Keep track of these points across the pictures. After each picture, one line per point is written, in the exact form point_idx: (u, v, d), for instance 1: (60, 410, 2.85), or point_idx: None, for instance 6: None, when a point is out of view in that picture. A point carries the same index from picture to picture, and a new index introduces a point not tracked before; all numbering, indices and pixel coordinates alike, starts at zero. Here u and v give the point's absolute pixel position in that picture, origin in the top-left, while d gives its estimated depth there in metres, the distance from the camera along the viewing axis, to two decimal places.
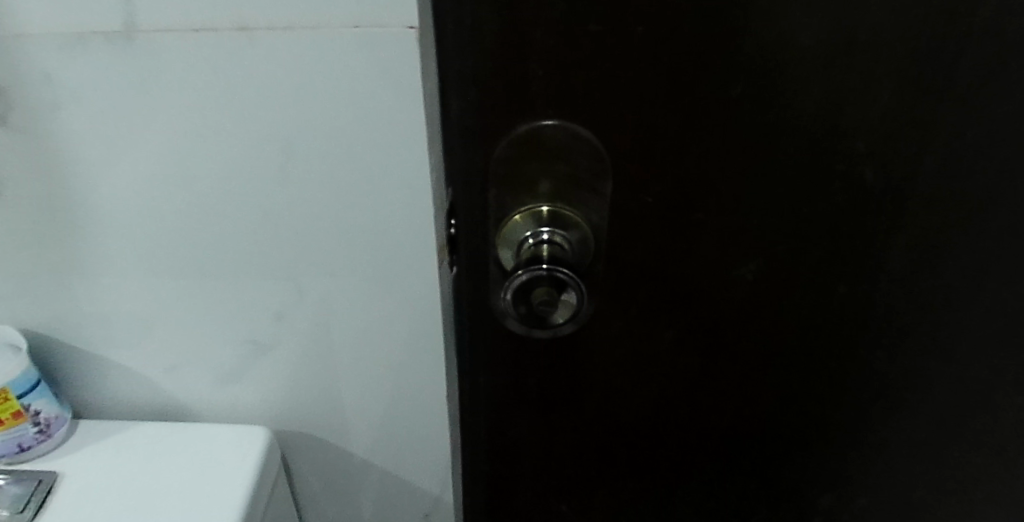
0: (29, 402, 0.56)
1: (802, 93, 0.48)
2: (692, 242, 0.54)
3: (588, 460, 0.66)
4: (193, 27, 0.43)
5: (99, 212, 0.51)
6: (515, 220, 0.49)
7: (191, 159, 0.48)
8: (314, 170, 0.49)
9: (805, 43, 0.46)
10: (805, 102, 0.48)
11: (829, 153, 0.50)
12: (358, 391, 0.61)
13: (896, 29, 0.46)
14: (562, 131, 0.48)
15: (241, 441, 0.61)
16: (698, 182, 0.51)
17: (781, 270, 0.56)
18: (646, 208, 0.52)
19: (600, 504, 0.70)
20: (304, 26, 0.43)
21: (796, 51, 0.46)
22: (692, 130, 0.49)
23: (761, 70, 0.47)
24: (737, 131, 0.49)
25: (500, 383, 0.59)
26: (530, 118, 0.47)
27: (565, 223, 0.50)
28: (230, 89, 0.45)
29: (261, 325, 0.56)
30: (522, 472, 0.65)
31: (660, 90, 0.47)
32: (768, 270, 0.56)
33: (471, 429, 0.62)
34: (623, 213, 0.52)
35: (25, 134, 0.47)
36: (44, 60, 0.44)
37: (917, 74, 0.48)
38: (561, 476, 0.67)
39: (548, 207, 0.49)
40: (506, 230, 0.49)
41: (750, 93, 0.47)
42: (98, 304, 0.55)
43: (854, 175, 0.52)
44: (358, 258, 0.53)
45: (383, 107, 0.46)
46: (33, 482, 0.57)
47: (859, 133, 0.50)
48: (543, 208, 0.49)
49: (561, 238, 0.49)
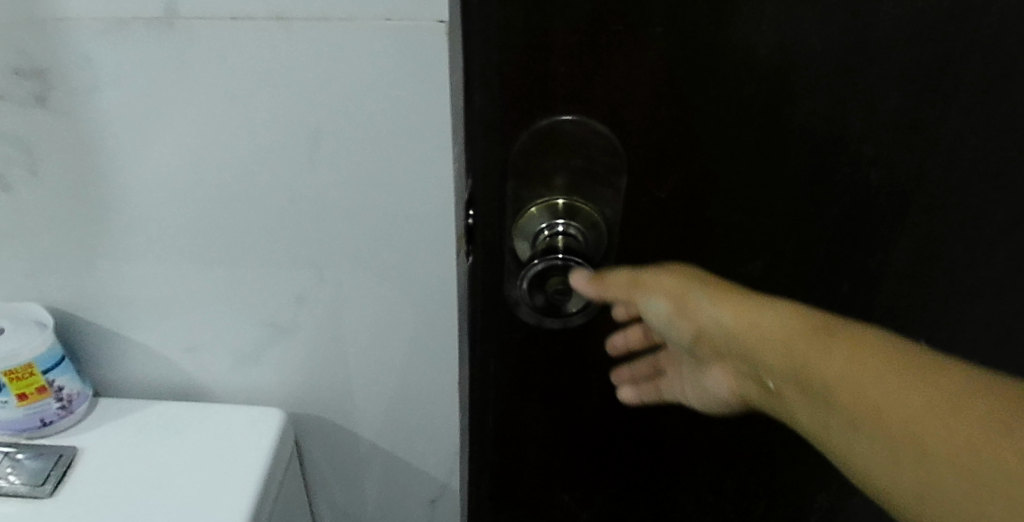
0: (53, 377, 0.57)
1: (812, 94, 0.49)
2: (703, 238, 0.55)
3: (593, 445, 0.69)
4: (231, 15, 0.44)
5: (130, 193, 0.52)
6: (531, 213, 0.53)
7: (221, 144, 0.50)
8: (339, 158, 0.50)
9: (817, 47, 0.47)
10: (815, 107, 0.50)
11: (837, 156, 0.52)
12: (372, 376, 0.62)
13: (904, 36, 0.47)
14: (581, 127, 0.50)
15: (257, 422, 0.63)
16: (711, 180, 0.53)
17: (788, 268, 0.58)
18: (659, 204, 0.54)
19: (604, 488, 0.72)
20: (338, 18, 0.44)
21: (809, 55, 0.48)
22: (707, 129, 0.50)
23: (775, 71, 0.48)
24: (750, 130, 0.51)
25: (513, 368, 0.61)
26: (550, 113, 0.49)
27: (581, 217, 0.53)
28: (264, 77, 0.46)
29: (281, 309, 0.58)
30: (529, 456, 0.68)
31: (678, 89, 0.48)
32: (777, 266, 0.57)
33: (481, 409, 0.65)
34: (636, 208, 0.54)
35: (62, 115, 0.48)
36: (85, 42, 0.46)
37: (924, 81, 0.49)
38: (567, 461, 0.69)
39: (563, 200, 0.53)
40: (523, 221, 0.53)
41: (763, 94, 0.49)
42: (123, 283, 0.57)
43: (861, 178, 0.53)
44: (378, 246, 0.54)
45: (411, 102, 0.47)
46: (53, 456, 0.58)
47: (867, 137, 0.52)
48: (558, 201, 0.53)
49: (575, 231, 0.52)
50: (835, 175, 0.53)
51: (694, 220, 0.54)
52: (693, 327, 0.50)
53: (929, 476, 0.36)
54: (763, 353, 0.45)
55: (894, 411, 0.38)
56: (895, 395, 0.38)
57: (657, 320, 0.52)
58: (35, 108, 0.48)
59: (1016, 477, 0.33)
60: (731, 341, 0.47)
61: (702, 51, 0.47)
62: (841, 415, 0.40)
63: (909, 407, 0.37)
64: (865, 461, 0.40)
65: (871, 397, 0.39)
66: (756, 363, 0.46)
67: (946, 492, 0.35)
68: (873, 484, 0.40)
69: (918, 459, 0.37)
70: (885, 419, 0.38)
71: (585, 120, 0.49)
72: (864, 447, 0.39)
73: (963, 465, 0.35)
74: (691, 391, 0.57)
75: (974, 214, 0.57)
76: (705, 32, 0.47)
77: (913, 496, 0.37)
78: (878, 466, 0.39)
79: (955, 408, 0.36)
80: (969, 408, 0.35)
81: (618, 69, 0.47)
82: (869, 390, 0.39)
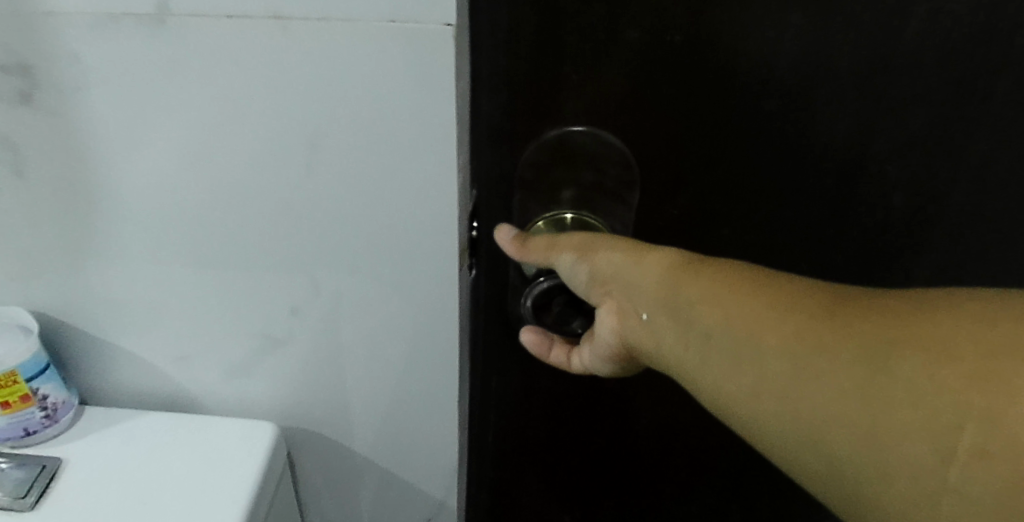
0: (37, 386, 0.55)
1: (831, 111, 0.49)
2: (714, 249, 0.55)
3: (594, 459, 0.68)
4: (225, 13, 0.42)
5: (119, 196, 0.50)
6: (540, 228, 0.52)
7: (214, 147, 0.47)
8: (337, 164, 0.48)
9: (840, 62, 0.46)
10: (835, 122, 0.49)
11: (855, 173, 0.52)
12: (368, 392, 0.60)
13: (932, 50, 0.46)
14: (590, 136, 0.50)
15: (247, 436, 0.60)
16: (723, 192, 0.52)
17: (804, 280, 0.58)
18: (671, 219, 0.54)
19: (607, 500, 0.72)
20: (339, 18, 0.42)
21: (831, 69, 0.47)
22: (722, 143, 0.50)
23: (794, 87, 0.47)
24: (767, 147, 0.50)
25: (518, 373, 0.61)
26: (561, 124, 0.49)
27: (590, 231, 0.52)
28: (261, 80, 0.44)
29: (275, 320, 0.56)
30: (528, 467, 0.68)
31: (694, 101, 0.48)
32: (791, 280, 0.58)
33: (482, 414, 0.64)
34: (648, 223, 0.54)
35: (49, 114, 0.46)
36: (72, 39, 0.43)
37: (949, 99, 0.48)
38: (569, 473, 0.69)
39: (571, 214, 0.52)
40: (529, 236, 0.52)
41: (782, 109, 0.48)
42: (111, 288, 0.55)
43: (879, 196, 0.53)
44: (376, 257, 0.52)
45: (416, 110, 0.45)
46: (36, 467, 0.56)
47: (889, 156, 0.51)
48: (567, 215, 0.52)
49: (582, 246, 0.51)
50: (851, 192, 0.53)
51: (708, 230, 0.54)
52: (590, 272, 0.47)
53: (776, 381, 0.36)
54: (637, 284, 0.44)
55: (751, 324, 0.38)
56: (749, 302, 0.38)
57: (564, 273, 0.49)
58: (19, 106, 0.46)
59: (852, 362, 0.34)
60: (614, 280, 0.45)
61: (718, 62, 0.46)
62: (698, 328, 0.40)
63: (759, 318, 0.38)
64: (714, 375, 0.39)
65: (721, 306, 0.39)
66: (631, 298, 0.45)
67: (778, 381, 0.36)
68: (718, 397, 0.39)
69: (756, 353, 0.37)
70: (736, 327, 0.38)
71: (597, 131, 0.49)
72: (719, 364, 0.39)
73: (804, 361, 0.35)
74: (586, 352, 0.51)
75: (989, 233, 0.56)
76: (723, 41, 0.45)
77: (754, 396, 0.37)
78: (721, 371, 0.39)
79: (793, 313, 0.37)
80: (810, 308, 0.36)
81: (633, 79, 0.47)
82: (715, 299, 0.39)
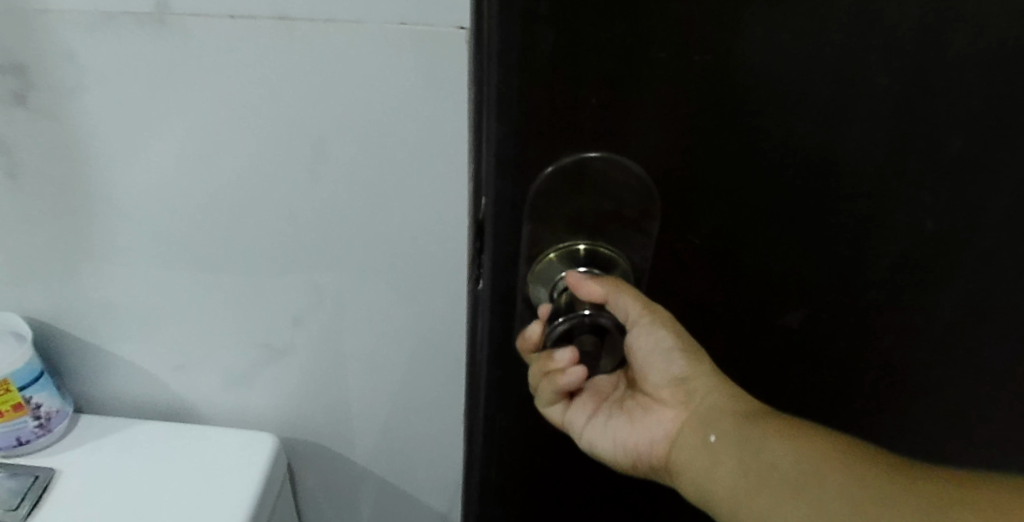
0: (30, 394, 0.53)
1: (867, 121, 0.36)
2: (727, 306, 0.43)
3: None
4: (229, 13, 0.40)
5: (117, 201, 0.48)
6: (547, 258, 0.39)
7: (217, 151, 0.45)
8: (343, 172, 0.46)
9: (879, 75, 0.34)
10: (868, 130, 0.36)
11: (792, 187, 0.38)
12: (371, 404, 0.58)
13: (858, 33, 0.33)
14: (608, 164, 0.36)
15: (246, 448, 0.58)
16: (729, 217, 0.39)
17: (830, 314, 0.44)
18: (690, 259, 0.41)
19: None
20: (347, 20, 0.40)
21: (864, 85, 0.34)
22: (748, 160, 0.36)
23: (820, 84, 0.34)
24: (793, 171, 0.37)
25: (517, 428, 0.49)
26: (559, 136, 0.35)
27: (604, 269, 0.40)
28: (264, 85, 0.42)
29: (277, 329, 0.54)
30: None
31: (700, 101, 0.34)
32: (820, 308, 0.44)
33: None
34: (663, 264, 0.41)
35: (44, 116, 0.44)
36: (67, 38, 0.41)
37: (995, 124, 0.36)
38: None
39: (586, 244, 0.40)
40: (540, 269, 0.40)
41: (812, 114, 0.35)
42: (108, 295, 0.53)
43: (913, 222, 0.40)
44: (381, 267, 0.50)
45: (426, 116, 0.43)
46: (29, 477, 0.54)
47: (929, 185, 0.39)
48: (581, 246, 0.40)
49: None
50: (834, 212, 0.39)
51: (728, 257, 0.40)
52: (680, 370, 0.42)
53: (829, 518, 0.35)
54: (721, 407, 0.42)
55: (830, 467, 0.37)
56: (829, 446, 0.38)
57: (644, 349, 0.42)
58: (14, 107, 0.44)
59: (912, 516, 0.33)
60: (703, 397, 0.43)
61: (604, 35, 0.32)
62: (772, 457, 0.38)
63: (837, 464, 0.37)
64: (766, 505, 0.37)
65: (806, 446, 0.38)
66: (705, 416, 0.42)
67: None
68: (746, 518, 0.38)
69: (820, 494, 0.36)
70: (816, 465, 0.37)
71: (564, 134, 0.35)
72: (778, 492, 0.37)
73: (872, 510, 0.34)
74: (602, 427, 0.46)
75: None
76: (735, 30, 0.32)
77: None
78: (772, 505, 0.37)
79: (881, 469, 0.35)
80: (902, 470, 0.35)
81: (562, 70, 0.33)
82: (789, 439, 0.39)
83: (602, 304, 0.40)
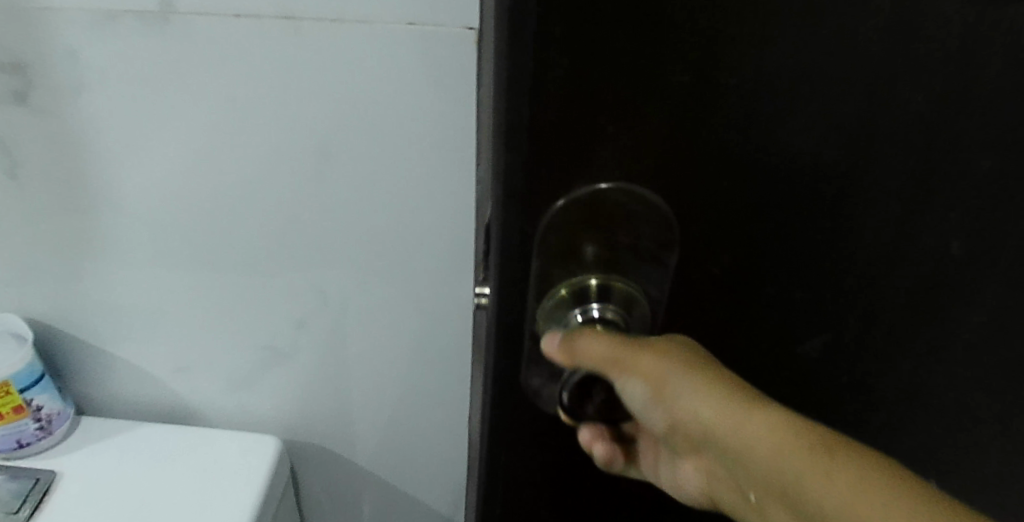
0: (31, 397, 0.52)
1: (884, 134, 0.30)
2: (742, 335, 0.37)
3: None
4: (234, 11, 0.39)
5: (119, 202, 0.47)
6: (560, 296, 0.33)
7: (219, 152, 0.45)
8: (348, 174, 0.45)
9: (908, 95, 0.29)
10: (896, 151, 0.31)
11: (814, 222, 0.33)
12: (375, 407, 0.57)
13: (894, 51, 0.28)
14: (621, 191, 0.31)
15: (249, 452, 0.57)
16: (733, 240, 0.33)
17: (845, 353, 0.38)
18: (716, 285, 0.35)
19: None
20: (354, 19, 0.39)
21: (896, 104, 0.29)
22: (761, 179, 0.31)
23: (829, 94, 0.29)
24: (813, 190, 0.32)
25: (530, 473, 0.42)
26: (540, 144, 0.29)
27: (626, 304, 0.34)
28: (269, 85, 0.42)
29: (280, 332, 0.53)
30: None
31: (698, 110, 0.29)
32: (842, 336, 0.37)
33: None
34: (687, 296, 0.35)
35: (45, 116, 0.44)
36: (68, 36, 0.41)
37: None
38: None
39: (598, 278, 0.33)
40: (546, 309, 0.34)
41: (825, 129, 0.30)
42: (110, 296, 0.52)
43: (936, 247, 0.34)
44: (387, 270, 0.49)
45: (433, 117, 0.42)
46: (30, 480, 0.54)
47: (962, 196, 0.33)
48: (593, 280, 0.33)
49: (618, 316, 0.33)
50: (856, 245, 0.34)
51: (737, 282, 0.35)
52: (662, 420, 0.34)
53: None
54: (753, 462, 0.31)
55: None
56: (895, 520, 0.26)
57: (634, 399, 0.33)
58: (15, 106, 0.43)
59: None
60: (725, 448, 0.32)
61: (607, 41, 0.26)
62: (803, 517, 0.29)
63: None
64: None
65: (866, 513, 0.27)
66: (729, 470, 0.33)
67: None
68: None
69: None
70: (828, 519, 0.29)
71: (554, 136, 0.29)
72: None
73: None
74: (664, 467, 0.39)
75: None
76: (749, 29, 0.27)
77: None
78: None
79: None
80: None
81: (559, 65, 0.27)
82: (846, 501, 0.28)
83: (571, 366, 0.33)
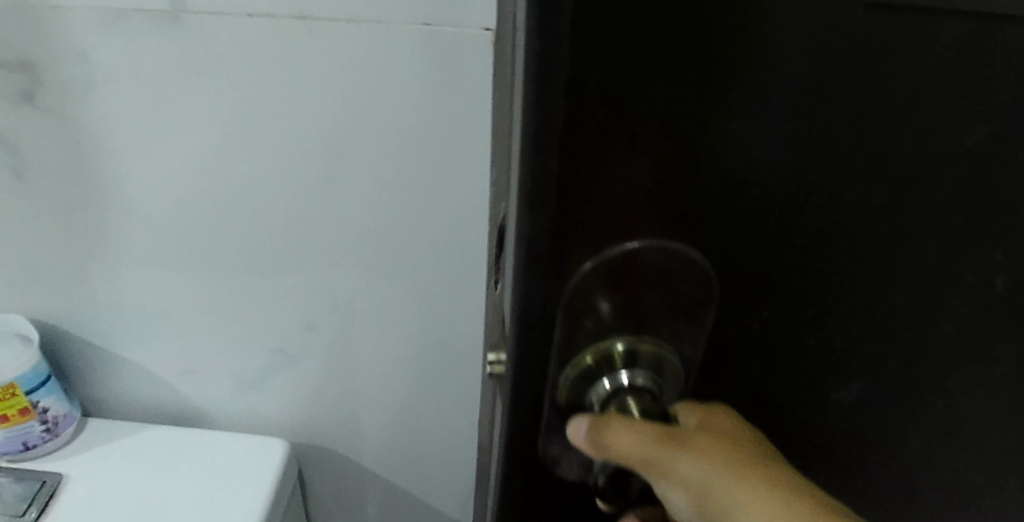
0: (37, 399, 0.52)
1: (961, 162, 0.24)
2: (780, 401, 0.30)
3: None
4: (246, 11, 0.38)
5: (127, 204, 0.47)
6: (585, 365, 0.26)
7: (229, 154, 0.44)
8: (360, 177, 0.44)
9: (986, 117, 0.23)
10: (965, 169, 0.24)
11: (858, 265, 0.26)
12: (384, 410, 0.57)
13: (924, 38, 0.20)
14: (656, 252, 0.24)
15: (257, 455, 0.57)
16: (779, 292, 0.26)
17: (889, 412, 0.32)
18: (756, 346, 0.28)
19: None
20: (368, 20, 0.38)
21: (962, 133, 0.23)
22: (814, 228, 0.24)
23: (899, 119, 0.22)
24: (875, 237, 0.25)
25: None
26: (551, 197, 0.21)
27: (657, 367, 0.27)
28: (281, 86, 0.41)
29: (290, 335, 0.53)
30: None
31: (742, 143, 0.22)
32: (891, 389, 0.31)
33: None
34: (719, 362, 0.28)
35: (54, 116, 0.43)
36: (77, 36, 0.40)
37: None
38: None
39: (626, 344, 0.26)
40: (570, 385, 0.27)
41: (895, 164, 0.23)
42: (118, 298, 0.52)
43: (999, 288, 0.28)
44: (398, 273, 0.49)
45: (448, 119, 0.41)
46: (36, 482, 0.53)
47: None
48: (621, 347, 0.26)
49: (649, 384, 0.27)
50: (905, 286, 0.27)
51: (779, 341, 0.28)
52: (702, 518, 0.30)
53: None
54: None
55: None
56: None
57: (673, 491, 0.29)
58: (23, 106, 0.43)
59: None
60: None
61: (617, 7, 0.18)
62: None
63: None
64: None
65: None
66: None
67: None
68: None
69: None
70: None
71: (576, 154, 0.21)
72: None
73: None
74: None
75: None
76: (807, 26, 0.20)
77: None
78: None
79: None
80: None
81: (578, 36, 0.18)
82: None
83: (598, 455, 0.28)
